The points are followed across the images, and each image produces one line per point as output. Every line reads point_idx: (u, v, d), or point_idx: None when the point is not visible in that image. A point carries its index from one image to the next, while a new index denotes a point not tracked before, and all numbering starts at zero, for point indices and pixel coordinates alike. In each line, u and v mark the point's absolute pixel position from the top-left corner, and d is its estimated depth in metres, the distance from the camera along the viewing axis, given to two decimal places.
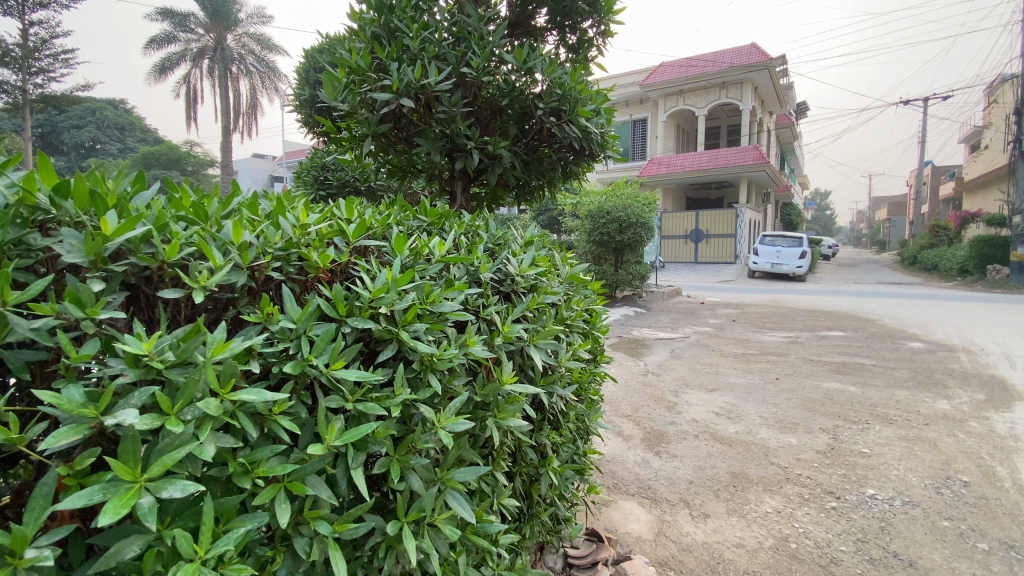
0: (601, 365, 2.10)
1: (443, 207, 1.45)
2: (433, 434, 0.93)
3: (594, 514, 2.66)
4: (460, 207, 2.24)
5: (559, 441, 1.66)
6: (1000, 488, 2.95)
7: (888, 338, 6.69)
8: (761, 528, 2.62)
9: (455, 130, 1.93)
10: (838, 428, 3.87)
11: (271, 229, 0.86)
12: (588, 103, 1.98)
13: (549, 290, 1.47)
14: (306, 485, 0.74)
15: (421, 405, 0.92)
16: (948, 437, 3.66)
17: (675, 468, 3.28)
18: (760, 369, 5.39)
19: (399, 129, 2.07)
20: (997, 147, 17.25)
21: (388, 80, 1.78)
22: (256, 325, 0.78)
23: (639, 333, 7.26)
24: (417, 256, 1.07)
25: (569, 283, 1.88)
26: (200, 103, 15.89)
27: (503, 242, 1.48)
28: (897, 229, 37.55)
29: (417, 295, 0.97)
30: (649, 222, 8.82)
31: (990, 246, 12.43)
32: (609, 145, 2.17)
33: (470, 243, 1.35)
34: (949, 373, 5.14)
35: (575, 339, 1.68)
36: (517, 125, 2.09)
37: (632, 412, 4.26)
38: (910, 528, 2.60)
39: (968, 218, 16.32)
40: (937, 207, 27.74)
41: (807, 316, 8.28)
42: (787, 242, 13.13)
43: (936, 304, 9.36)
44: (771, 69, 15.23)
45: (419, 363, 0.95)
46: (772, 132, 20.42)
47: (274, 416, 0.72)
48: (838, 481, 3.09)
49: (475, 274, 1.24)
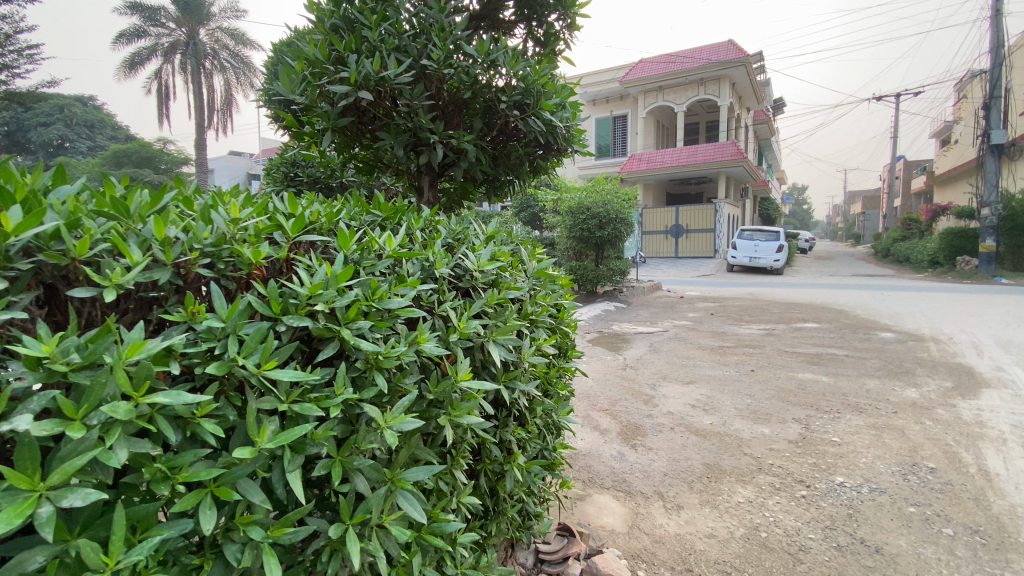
0: (571, 360, 2.10)
1: (400, 201, 1.42)
2: (378, 434, 0.90)
3: (569, 509, 2.66)
4: (427, 203, 2.21)
5: (526, 436, 1.65)
6: (965, 473, 3.04)
7: (861, 329, 6.84)
8: (733, 518, 2.65)
9: (418, 125, 1.90)
10: (810, 418, 3.94)
11: (200, 224, 0.84)
12: (553, 96, 1.97)
13: (511, 285, 1.46)
14: (235, 490, 0.72)
15: (365, 405, 0.89)
16: (915, 425, 3.76)
17: (650, 461, 3.30)
18: (736, 361, 5.46)
19: (362, 123, 2.04)
20: (966, 142, 17.76)
21: (346, 72, 1.74)
22: (180, 325, 0.76)
23: (619, 328, 7.31)
24: (364, 251, 1.04)
25: (536, 278, 1.86)
26: (172, 99, 15.49)
27: (462, 237, 1.46)
28: (871, 223, 38.46)
29: (360, 292, 0.94)
30: (629, 217, 8.87)
31: (960, 238, 12.80)
32: (576, 140, 2.16)
33: (427, 237, 1.32)
34: (918, 362, 5.28)
35: (540, 335, 1.66)
36: (482, 119, 2.05)
37: (609, 405, 4.27)
38: (876, 514, 2.65)
39: (939, 211, 16.80)
40: (909, 201, 28.47)
41: (783, 308, 8.42)
42: (765, 237, 13.34)
43: (908, 295, 9.60)
44: (748, 65, 15.41)
45: (365, 361, 0.92)
46: (750, 128, 20.71)
47: (197, 419, 0.70)
48: (809, 470, 3.14)
49: (430, 269, 1.21)
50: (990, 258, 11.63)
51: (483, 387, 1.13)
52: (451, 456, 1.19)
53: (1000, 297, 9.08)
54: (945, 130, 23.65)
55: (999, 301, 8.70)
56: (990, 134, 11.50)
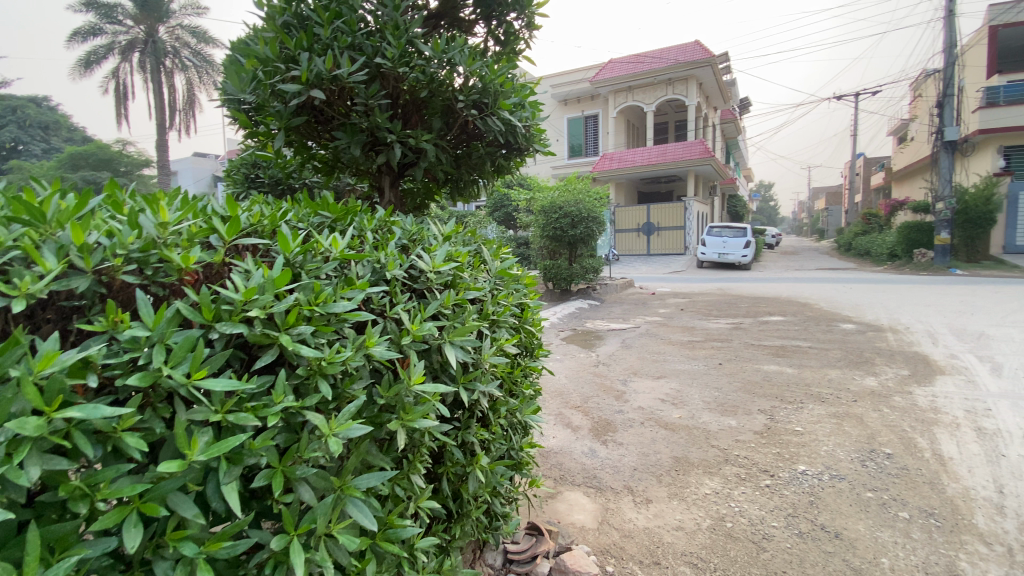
0: (537, 358, 2.12)
1: (353, 203, 1.40)
2: (322, 442, 0.88)
3: (540, 508, 2.67)
4: (388, 204, 2.17)
5: (490, 437, 1.65)
6: (920, 458, 3.17)
7: (824, 321, 7.06)
8: (699, 510, 2.70)
9: (374, 124, 1.87)
10: (775, 409, 4.05)
11: (125, 229, 0.82)
12: (511, 96, 1.96)
13: (470, 285, 1.44)
14: (163, 505, 0.70)
15: (307, 412, 0.87)
16: (874, 412, 3.90)
17: (620, 456, 3.34)
18: (705, 355, 5.57)
19: (317, 123, 2.01)
20: (921, 140, 18.52)
21: (297, 71, 1.70)
22: (102, 335, 0.74)
23: (592, 325, 7.38)
24: (306, 253, 1.02)
25: (500, 279, 1.86)
26: (132, 99, 14.93)
27: (418, 237, 1.43)
28: (834, 218, 39.78)
29: (301, 296, 0.92)
30: (601, 216, 8.96)
31: (917, 232, 13.36)
32: (537, 139, 2.17)
33: (379, 238, 1.30)
34: (877, 352, 5.48)
35: (501, 335, 1.65)
36: (441, 118, 2.02)
37: (581, 402, 4.31)
38: (836, 501, 2.74)
39: (896, 206, 17.49)
40: (869, 196, 29.58)
41: (750, 302, 8.64)
42: (732, 233, 13.66)
43: (868, 287, 9.97)
44: (715, 66, 15.74)
45: (307, 367, 0.90)
46: (717, 126, 21.16)
47: (119, 433, 0.68)
48: (773, 460, 3.22)
49: (381, 271, 1.19)
50: (945, 250, 12.24)
51: (439, 390, 1.11)
52: (409, 460, 1.18)
53: (954, 288, 9.50)
54: (901, 128, 24.63)
55: (953, 291, 9.10)
56: (943, 132, 12.01)
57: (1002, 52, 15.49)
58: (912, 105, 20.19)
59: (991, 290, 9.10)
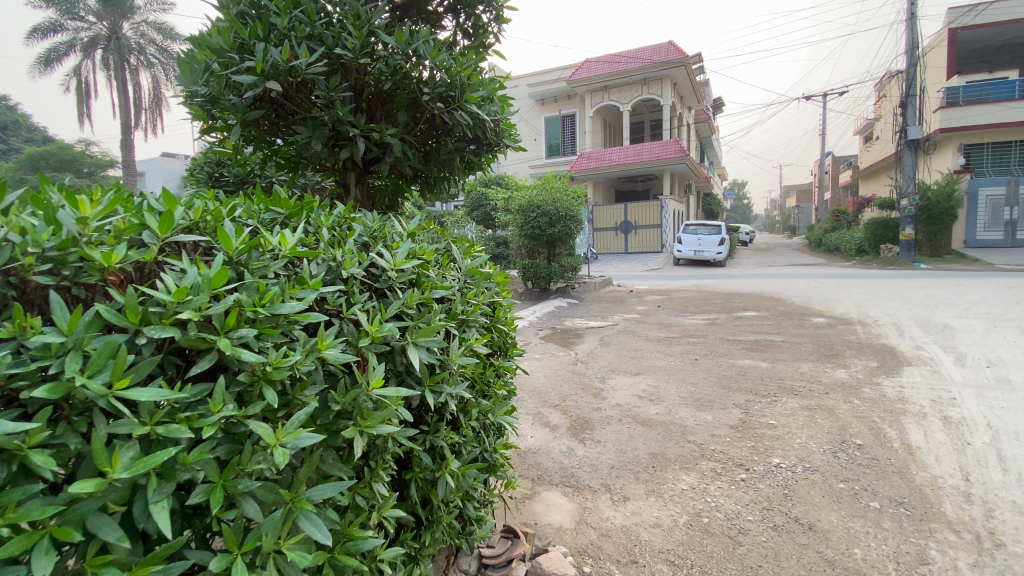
0: (511, 358, 2.09)
1: (310, 198, 1.33)
2: (266, 454, 0.83)
3: (516, 510, 2.63)
4: (354, 201, 2.10)
5: (461, 441, 1.60)
6: (889, 449, 3.23)
7: (795, 315, 7.19)
8: (676, 506, 2.70)
9: (335, 117, 1.79)
10: (749, 403, 4.09)
11: (40, 225, 0.75)
12: (479, 89, 1.91)
13: (436, 284, 1.39)
14: (80, 528, 0.64)
15: (250, 422, 0.81)
16: (845, 404, 3.98)
17: (598, 453, 3.32)
18: (681, 351, 5.62)
19: (276, 118, 1.93)
20: (886, 139, 19.09)
21: (251, 61, 1.62)
22: (10, 342, 0.67)
23: (571, 323, 7.38)
24: (251, 250, 0.96)
25: (470, 278, 1.81)
26: (94, 98, 14.37)
27: (380, 234, 1.37)
28: (806, 215, 40.69)
29: (244, 297, 0.86)
30: (578, 214, 8.96)
31: (883, 228, 13.78)
32: (507, 134, 2.12)
33: (336, 235, 1.24)
34: (847, 345, 5.61)
35: (471, 335, 1.59)
36: (407, 113, 1.95)
37: (559, 400, 4.29)
38: (810, 493, 2.77)
39: (863, 203, 18.00)
40: (838, 194, 30.38)
41: (725, 298, 8.76)
42: (707, 231, 13.86)
43: (838, 282, 10.21)
44: (688, 66, 15.93)
45: (251, 373, 0.84)
46: (692, 126, 21.46)
47: (28, 449, 0.62)
48: (747, 453, 3.25)
49: (338, 269, 1.13)
50: (909, 245, 12.65)
51: (402, 392, 1.06)
52: (372, 467, 1.13)
53: (919, 281, 9.80)
54: (867, 126, 25.34)
55: (918, 285, 9.38)
56: (907, 130, 12.36)
57: (962, 53, 16.05)
58: (878, 104, 20.79)
59: (953, 283, 9.41)
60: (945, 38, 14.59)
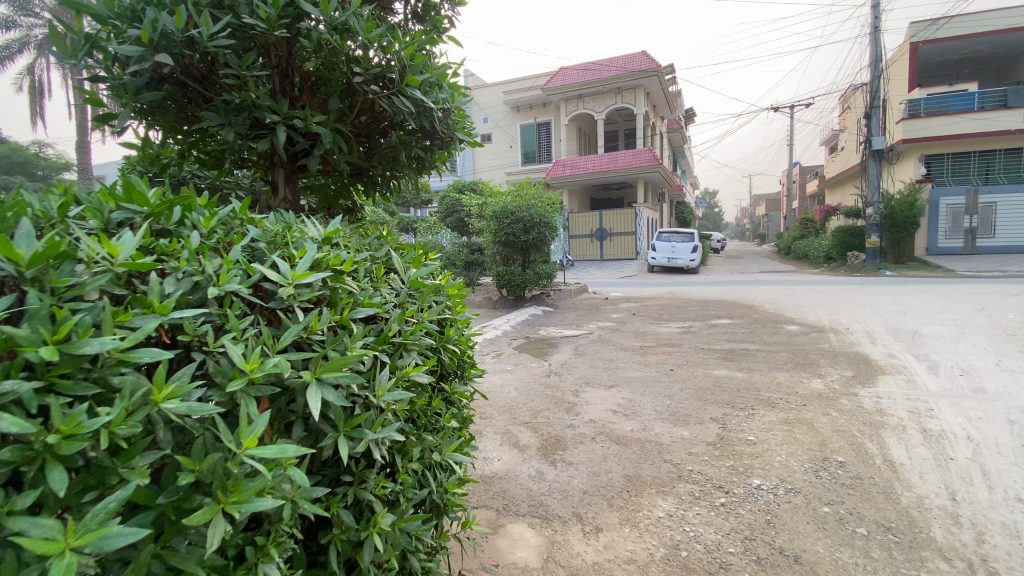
0: (467, 381, 1.84)
1: (191, 194, 1.06)
2: (44, 566, 0.58)
3: (477, 549, 2.35)
4: (283, 201, 1.83)
5: (398, 489, 1.33)
6: (872, 466, 3.07)
7: (769, 323, 7.12)
8: (653, 537, 2.46)
9: (249, 101, 1.54)
10: (727, 417, 3.91)
11: None
12: (423, 72, 1.64)
13: (358, 302, 1.13)
14: None
15: (19, 523, 0.59)
16: (824, 417, 3.83)
17: (569, 477, 3.07)
18: (656, 361, 5.43)
19: (187, 104, 1.67)
20: (850, 149, 19.59)
21: (137, 29, 1.34)
22: None
23: (545, 332, 7.14)
24: (56, 262, 0.71)
25: (413, 292, 1.55)
26: (47, 98, 13.51)
27: (286, 239, 1.10)
28: (775, 224, 41.63)
29: (23, 333, 0.63)
30: (553, 221, 8.75)
31: (849, 235, 14.04)
32: (459, 126, 1.87)
33: (218, 242, 0.98)
34: (821, 354, 5.52)
35: (409, 362, 1.32)
36: (341, 99, 1.69)
37: (530, 417, 4.03)
38: (794, 519, 2.57)
39: (830, 211, 18.39)
40: (805, 202, 31.16)
41: (699, 306, 8.66)
42: (681, 238, 13.87)
43: (810, 289, 10.25)
44: (661, 76, 16.03)
45: (32, 446, 0.61)
46: (665, 134, 21.64)
47: None
48: (727, 474, 3.05)
49: (207, 285, 0.87)
50: (875, 253, 12.89)
51: (287, 452, 0.81)
52: (261, 544, 0.87)
53: (886, 288, 9.93)
54: (832, 137, 26.04)
55: (885, 291, 9.50)
56: (872, 140, 12.63)
57: (922, 66, 16.60)
58: (842, 115, 21.38)
59: (919, 289, 9.54)
60: (906, 52, 15.04)
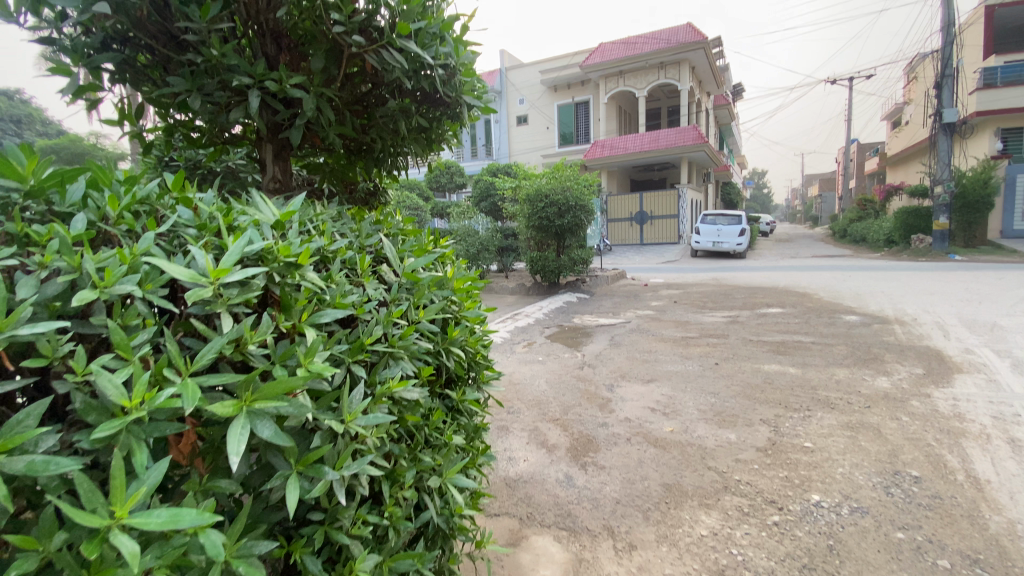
0: (480, 387, 1.60)
1: (107, 170, 0.86)
2: None
3: (495, 565, 2.14)
4: (272, 180, 1.62)
5: (384, 524, 1.09)
6: (954, 483, 2.63)
7: (824, 313, 6.52)
8: (693, 560, 2.17)
9: (215, 60, 1.33)
10: (779, 419, 3.51)
11: None
12: (422, 21, 1.38)
13: (324, 300, 0.92)
14: None
15: None
16: (892, 422, 3.38)
17: (601, 484, 2.79)
18: (699, 354, 5.03)
19: (160, 69, 1.47)
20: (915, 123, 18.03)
21: None
22: None
23: (581, 320, 6.81)
24: None
25: (408, 286, 1.30)
26: None
27: (221, 224, 0.87)
28: (828, 204, 39.20)
29: None
30: (589, 204, 8.33)
31: (914, 217, 12.89)
32: (467, 89, 1.60)
33: (123, 226, 0.77)
34: (886, 348, 4.96)
35: (395, 373, 1.07)
36: (328, 59, 1.45)
37: (561, 414, 3.75)
38: (860, 545, 2.20)
39: (892, 190, 16.99)
40: (863, 181, 29.16)
41: (746, 293, 8.09)
42: (726, 221, 13.10)
43: (869, 275, 9.43)
44: (708, 49, 15.05)
45: None
46: (711, 112, 20.54)
47: None
48: (779, 487, 2.69)
49: (84, 286, 0.65)
50: (943, 236, 11.76)
51: (180, 520, 0.58)
52: None
53: (956, 274, 9.04)
54: (897, 111, 24.04)
55: (954, 278, 8.63)
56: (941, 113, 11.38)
57: (1000, 30, 14.98)
58: (908, 87, 19.69)
59: (995, 276, 8.60)
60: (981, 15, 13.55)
